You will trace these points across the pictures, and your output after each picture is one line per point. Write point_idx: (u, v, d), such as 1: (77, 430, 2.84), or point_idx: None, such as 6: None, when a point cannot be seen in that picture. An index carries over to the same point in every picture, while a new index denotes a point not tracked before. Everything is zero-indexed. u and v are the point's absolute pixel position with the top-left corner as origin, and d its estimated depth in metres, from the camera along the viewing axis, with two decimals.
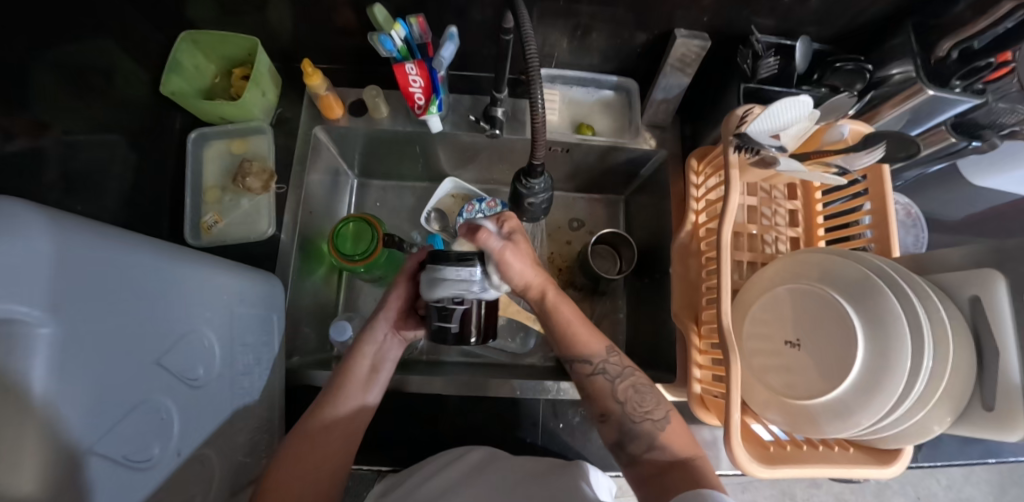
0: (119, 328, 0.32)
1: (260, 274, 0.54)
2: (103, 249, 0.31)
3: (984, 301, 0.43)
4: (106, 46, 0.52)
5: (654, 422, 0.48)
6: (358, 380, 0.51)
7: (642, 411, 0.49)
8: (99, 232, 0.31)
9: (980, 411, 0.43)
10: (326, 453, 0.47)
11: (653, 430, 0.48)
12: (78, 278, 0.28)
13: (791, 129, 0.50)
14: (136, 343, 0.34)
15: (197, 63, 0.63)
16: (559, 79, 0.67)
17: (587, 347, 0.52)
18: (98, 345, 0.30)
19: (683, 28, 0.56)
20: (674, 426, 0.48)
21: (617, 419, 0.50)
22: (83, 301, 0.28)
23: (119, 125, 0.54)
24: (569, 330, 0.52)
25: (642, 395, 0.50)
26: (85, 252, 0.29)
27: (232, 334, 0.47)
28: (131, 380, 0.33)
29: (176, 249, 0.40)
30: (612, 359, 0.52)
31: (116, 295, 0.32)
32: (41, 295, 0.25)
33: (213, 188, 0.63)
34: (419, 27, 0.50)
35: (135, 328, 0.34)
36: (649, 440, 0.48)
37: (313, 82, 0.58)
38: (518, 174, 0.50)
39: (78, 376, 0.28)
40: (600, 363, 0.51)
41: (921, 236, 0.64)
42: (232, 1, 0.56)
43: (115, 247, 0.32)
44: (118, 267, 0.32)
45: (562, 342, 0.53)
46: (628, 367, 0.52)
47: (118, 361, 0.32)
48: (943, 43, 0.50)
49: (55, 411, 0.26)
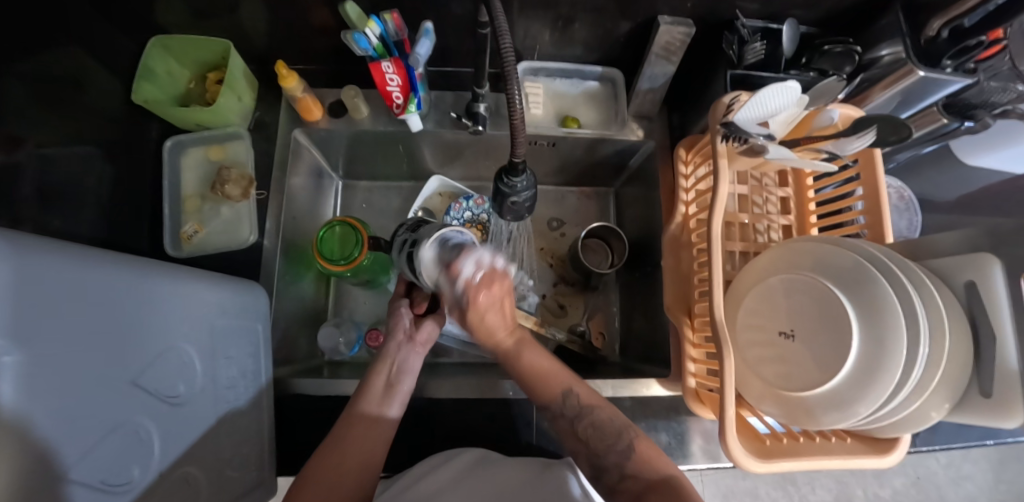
0: (90, 351, 0.31)
1: (241, 284, 0.52)
2: (67, 269, 0.29)
3: (981, 285, 0.42)
4: (74, 54, 0.50)
5: (620, 453, 0.47)
6: (377, 391, 0.50)
7: (606, 445, 0.48)
8: (62, 251, 0.30)
9: (977, 398, 0.42)
10: (351, 463, 0.44)
11: (623, 460, 0.47)
12: (41, 302, 0.27)
13: (780, 115, 0.48)
14: (110, 363, 0.33)
15: (170, 69, 0.61)
16: (542, 72, 0.65)
17: (544, 394, 0.50)
18: (67, 368, 0.29)
19: (667, 15, 0.55)
20: (641, 452, 0.47)
21: (586, 453, 0.50)
22: (46, 325, 0.27)
23: (95, 136, 0.53)
24: (528, 379, 0.50)
25: (602, 430, 0.48)
26: (46, 273, 0.27)
27: (215, 347, 0.46)
28: (106, 402, 0.32)
29: (147, 264, 0.39)
30: (569, 402, 0.49)
31: (86, 316, 0.31)
32: (4, 321, 0.24)
33: (192, 197, 0.60)
34: (394, 24, 0.49)
35: (107, 348, 0.33)
36: (619, 469, 0.47)
37: (288, 85, 0.56)
38: (499, 172, 0.46)
39: (48, 401, 0.27)
40: (558, 408, 0.50)
41: (915, 219, 0.63)
42: (202, 3, 0.54)
43: (81, 267, 0.31)
44: (84, 287, 0.31)
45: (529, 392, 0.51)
46: (589, 405, 0.49)
47: (90, 384, 0.31)
48: (933, 21, 0.48)
49: (26, 437, 0.25)
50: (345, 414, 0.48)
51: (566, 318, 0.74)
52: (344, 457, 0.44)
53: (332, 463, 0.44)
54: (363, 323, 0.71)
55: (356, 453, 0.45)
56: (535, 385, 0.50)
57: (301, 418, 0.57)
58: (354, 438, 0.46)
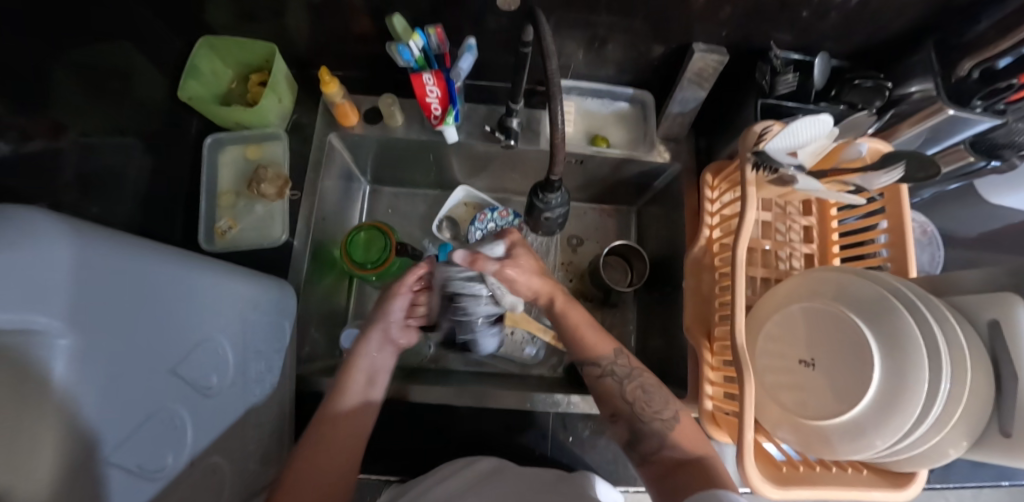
0: (136, 338, 0.32)
1: (272, 281, 0.54)
2: (119, 258, 0.31)
3: (1004, 325, 0.43)
4: (124, 49, 0.52)
5: (663, 422, 0.49)
6: (358, 380, 0.51)
7: (652, 411, 0.50)
8: (114, 241, 0.32)
9: (997, 437, 0.42)
10: (332, 461, 0.45)
11: (664, 430, 0.49)
12: (96, 289, 0.28)
13: (809, 146, 0.49)
14: (153, 352, 0.34)
15: (215, 68, 0.63)
16: (575, 90, 0.67)
17: (598, 347, 0.54)
18: (115, 353, 0.30)
19: (701, 42, 0.56)
20: (683, 428, 0.49)
21: (629, 417, 0.51)
22: (100, 310, 0.28)
23: (137, 128, 0.54)
24: (579, 334, 0.55)
25: (650, 394, 0.51)
26: (103, 261, 0.29)
27: (247, 341, 0.47)
28: (147, 389, 0.34)
29: (191, 257, 0.41)
30: (620, 360, 0.53)
31: (134, 304, 0.32)
32: (62, 305, 0.25)
33: (229, 194, 0.61)
34: (437, 38, 0.52)
35: (152, 337, 0.34)
36: (659, 439, 0.48)
37: (330, 91, 0.57)
38: (534, 187, 0.46)
39: (97, 383, 0.28)
40: (608, 365, 0.53)
41: (937, 254, 0.63)
42: (251, 7, 0.56)
43: (131, 257, 0.32)
44: (135, 276, 0.32)
45: (575, 347, 0.55)
46: (637, 369, 0.53)
47: (135, 370, 0.32)
48: (964, 62, 0.49)
49: (72, 419, 0.26)
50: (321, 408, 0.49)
51: None
52: (323, 455, 0.45)
53: (314, 466, 0.44)
54: None
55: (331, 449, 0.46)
56: (581, 342, 0.55)
57: None
58: (330, 436, 0.46)
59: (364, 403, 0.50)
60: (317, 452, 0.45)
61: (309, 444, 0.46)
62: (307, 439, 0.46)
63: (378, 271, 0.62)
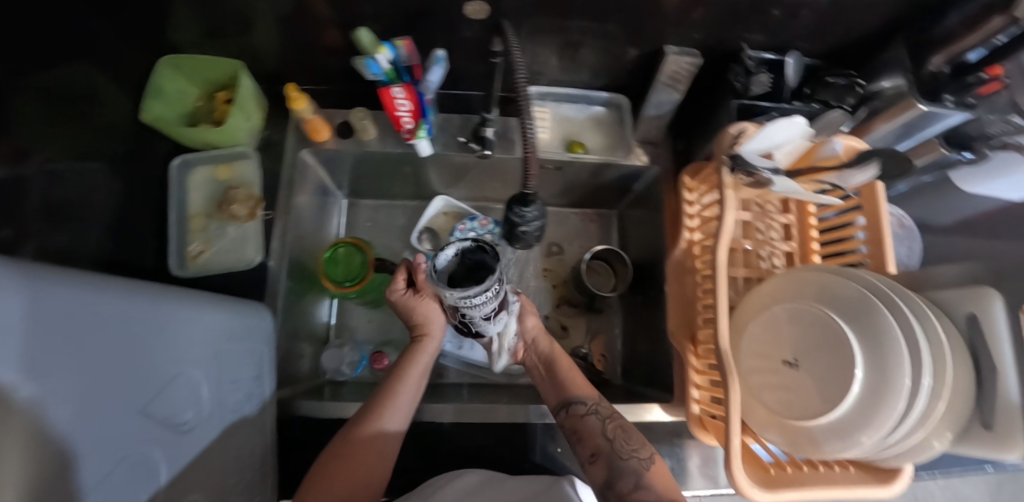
0: (102, 381, 0.31)
1: (248, 305, 0.53)
2: (81, 300, 0.29)
3: (982, 319, 0.43)
4: (88, 71, 0.50)
5: (641, 460, 0.47)
6: (400, 401, 0.52)
7: (629, 448, 0.48)
8: (78, 281, 0.30)
9: (980, 431, 0.43)
10: (353, 479, 0.46)
11: (640, 469, 0.46)
12: (60, 335, 0.27)
13: (784, 147, 0.49)
14: (122, 392, 0.33)
15: (179, 87, 0.61)
16: (549, 97, 0.66)
17: (582, 389, 0.56)
18: (81, 399, 0.29)
19: (674, 45, 0.56)
20: (658, 469, 0.46)
21: (610, 453, 0.48)
22: (64, 356, 0.27)
23: (102, 152, 0.52)
24: (566, 376, 0.58)
25: (629, 434, 0.50)
26: (66, 305, 0.28)
27: (221, 372, 0.46)
28: (118, 432, 0.32)
29: (159, 290, 0.39)
30: (603, 405, 0.54)
31: (100, 347, 0.31)
32: (26, 355, 0.24)
33: (199, 216, 0.59)
34: (406, 50, 0.50)
35: (120, 378, 0.33)
36: (635, 478, 0.45)
37: (297, 107, 0.56)
38: (509, 201, 0.44)
39: (66, 434, 0.27)
40: (593, 404, 0.53)
41: (914, 246, 0.64)
42: (215, 22, 0.54)
43: (95, 297, 0.31)
44: (100, 316, 0.31)
45: (559, 387, 0.57)
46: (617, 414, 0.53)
47: (104, 414, 0.31)
48: (934, 58, 0.50)
49: (43, 472, 0.25)
50: (355, 428, 0.50)
51: (569, 339, 0.74)
52: (345, 473, 0.46)
53: (334, 479, 0.46)
54: (366, 343, 0.70)
55: (354, 471, 0.47)
56: (570, 382, 0.57)
57: (303, 439, 0.56)
58: (351, 464, 0.47)
59: (392, 432, 0.50)
60: (335, 468, 0.47)
61: (331, 460, 0.47)
62: (325, 458, 0.48)
63: (356, 290, 0.60)
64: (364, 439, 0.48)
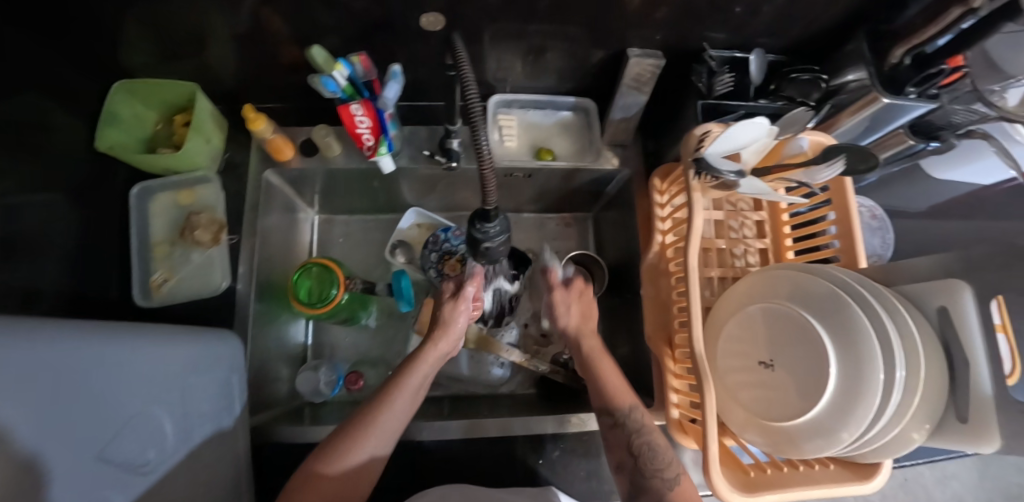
0: (62, 423, 0.30)
1: (212, 334, 0.51)
2: (29, 344, 0.28)
3: (952, 311, 0.43)
4: (37, 100, 0.49)
5: (664, 481, 0.45)
6: (383, 425, 0.47)
7: (653, 468, 0.46)
8: (26, 323, 0.29)
9: (955, 423, 0.43)
10: None
11: (663, 490, 0.45)
12: (16, 375, 0.26)
13: (751, 146, 0.48)
14: (81, 435, 0.31)
15: (137, 112, 0.60)
16: (515, 104, 0.66)
17: (620, 396, 0.52)
18: (43, 442, 0.27)
19: (637, 47, 0.55)
20: (683, 492, 0.45)
21: (643, 470, 0.47)
22: (23, 396, 0.26)
23: (56, 183, 0.51)
24: (604, 380, 0.53)
25: (656, 452, 0.48)
26: (18, 345, 0.27)
27: (185, 407, 0.44)
28: (80, 477, 0.31)
29: (109, 329, 0.38)
30: (635, 414, 0.51)
31: (52, 391, 0.29)
32: None
33: (162, 244, 0.58)
34: (362, 66, 0.49)
35: (78, 420, 0.31)
36: (659, 498, 0.44)
37: (257, 128, 0.55)
38: (471, 217, 0.43)
39: (35, 482, 0.26)
40: (624, 416, 0.50)
41: (887, 237, 0.64)
42: (167, 44, 0.53)
43: (39, 340, 0.29)
44: (53, 356, 0.30)
45: (596, 391, 0.53)
46: (650, 425, 0.50)
47: (66, 458, 0.29)
48: (895, 50, 0.49)
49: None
50: (318, 461, 0.44)
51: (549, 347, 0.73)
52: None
53: None
54: (344, 361, 0.69)
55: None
56: (603, 385, 0.53)
57: (280, 465, 0.55)
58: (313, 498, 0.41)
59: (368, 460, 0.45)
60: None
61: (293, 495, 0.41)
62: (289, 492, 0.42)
63: (326, 310, 0.59)
64: (330, 476, 0.42)
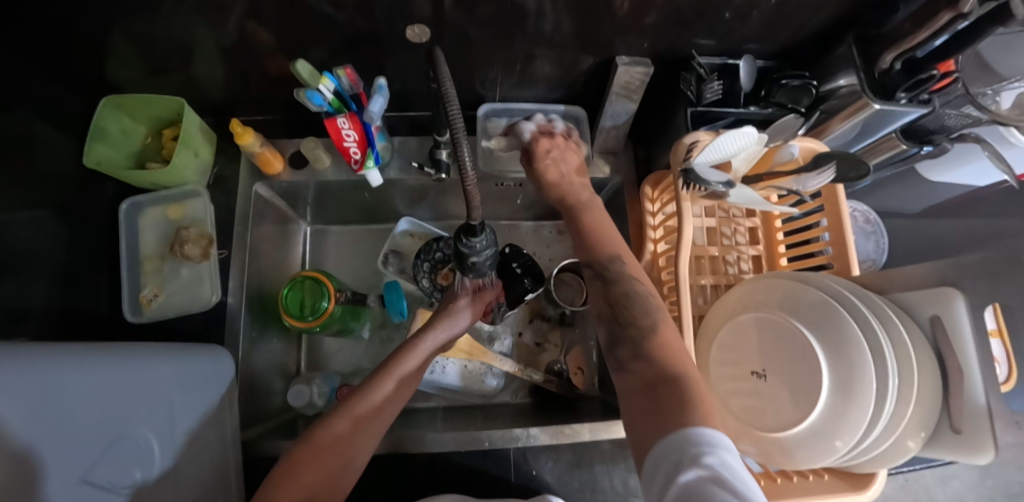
0: (42, 455, 0.30)
1: (204, 349, 0.51)
2: (10, 376, 0.28)
3: (945, 320, 0.43)
4: (24, 118, 0.49)
5: (641, 329, 0.42)
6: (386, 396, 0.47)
7: (629, 317, 0.43)
8: (6, 356, 0.30)
9: (948, 433, 0.42)
10: (313, 482, 0.39)
11: (640, 340, 0.41)
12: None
13: (740, 154, 0.48)
14: (62, 463, 0.32)
15: (123, 126, 0.59)
16: (504, 113, 0.65)
17: (606, 247, 0.48)
18: (23, 476, 0.28)
19: (625, 54, 0.55)
20: (666, 342, 0.40)
21: (628, 337, 0.42)
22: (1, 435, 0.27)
23: (45, 200, 0.51)
24: (592, 234, 0.50)
25: (637, 303, 0.44)
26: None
27: (177, 423, 0.45)
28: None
29: (94, 352, 0.38)
30: (615, 265, 0.47)
31: (33, 423, 0.30)
32: None
33: (152, 258, 0.58)
34: (348, 79, 0.49)
35: (60, 449, 0.32)
36: (633, 350, 0.41)
37: (244, 142, 0.55)
38: (456, 232, 0.43)
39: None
40: (608, 264, 0.47)
41: (882, 242, 0.63)
42: (155, 59, 0.53)
43: (17, 371, 0.30)
44: (31, 388, 0.30)
45: (584, 244, 0.50)
46: (636, 276, 0.47)
47: (46, 488, 0.30)
48: (885, 54, 0.49)
49: None
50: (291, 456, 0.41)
51: (542, 355, 0.73)
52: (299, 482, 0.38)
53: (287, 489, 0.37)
54: (338, 373, 0.69)
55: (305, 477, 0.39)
56: (586, 240, 0.50)
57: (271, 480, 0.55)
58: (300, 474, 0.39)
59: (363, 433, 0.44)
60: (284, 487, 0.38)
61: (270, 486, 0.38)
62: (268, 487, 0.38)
63: (320, 323, 0.59)
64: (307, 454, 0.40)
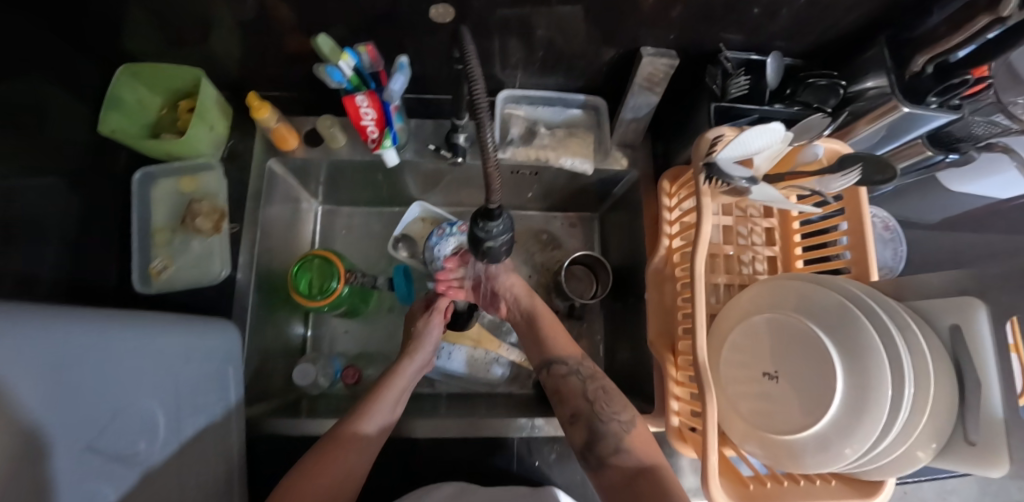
0: (56, 416, 0.29)
1: (207, 324, 0.50)
2: (23, 332, 0.27)
3: (964, 329, 0.42)
4: (39, 84, 0.48)
5: (621, 422, 0.49)
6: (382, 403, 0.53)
7: (611, 411, 0.50)
8: (20, 312, 0.28)
9: (963, 444, 0.41)
10: (341, 469, 0.45)
11: (621, 431, 0.48)
12: (12, 368, 0.25)
13: (763, 153, 0.47)
14: (72, 429, 0.31)
15: (140, 97, 0.58)
16: (524, 100, 0.64)
17: (566, 350, 0.57)
18: (34, 438, 0.27)
19: (650, 46, 0.54)
20: (638, 437, 0.48)
21: (608, 437, 0.48)
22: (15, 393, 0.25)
23: (58, 167, 0.50)
24: (549, 335, 0.59)
25: (609, 396, 0.52)
26: (10, 335, 0.26)
27: (180, 397, 0.44)
28: (71, 468, 0.30)
29: (104, 317, 0.37)
30: (586, 364, 0.56)
31: (47, 385, 0.29)
32: None
33: (162, 230, 0.57)
34: (369, 56, 0.48)
35: (72, 413, 0.31)
36: (615, 442, 0.48)
37: (261, 116, 0.54)
38: (473, 215, 0.42)
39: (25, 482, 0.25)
40: (575, 365, 0.56)
41: (900, 250, 0.62)
42: (171, 30, 0.52)
43: (30, 329, 0.28)
44: (47, 346, 0.29)
45: (542, 346, 0.59)
46: (599, 374, 0.55)
47: (58, 452, 0.29)
48: (917, 57, 0.47)
49: None
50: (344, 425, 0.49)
51: None
52: (324, 473, 0.44)
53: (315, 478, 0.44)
54: (344, 354, 0.69)
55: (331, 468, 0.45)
56: (547, 340, 0.59)
57: (275, 458, 0.55)
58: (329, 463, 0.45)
59: (378, 431, 0.50)
60: (320, 464, 0.45)
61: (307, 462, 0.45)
62: (306, 461, 0.45)
63: (329, 303, 0.59)
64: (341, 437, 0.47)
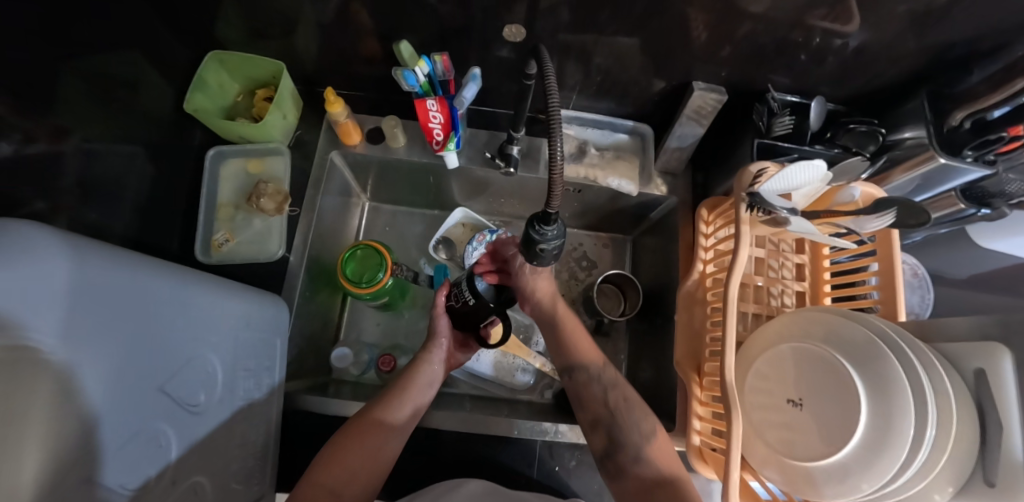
0: (126, 355, 0.32)
1: (265, 296, 0.54)
2: (111, 272, 0.31)
3: (989, 373, 0.42)
4: (134, 61, 0.53)
5: (643, 435, 0.50)
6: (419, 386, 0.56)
7: (630, 421, 0.51)
8: (111, 255, 0.32)
9: (981, 486, 0.40)
10: (378, 449, 0.49)
11: (642, 443, 0.50)
12: (90, 302, 0.28)
13: (804, 189, 0.50)
14: (141, 369, 0.34)
15: (222, 82, 0.63)
16: (575, 120, 0.68)
17: (587, 355, 0.57)
18: (102, 371, 0.30)
19: (701, 81, 0.58)
20: (659, 447, 0.50)
21: (628, 448, 0.50)
22: (90, 327, 0.28)
23: (140, 137, 0.55)
24: (571, 339, 0.58)
25: (632, 407, 0.52)
26: (97, 272, 0.29)
27: (237, 358, 0.48)
28: (137, 406, 0.34)
29: (186, 274, 0.41)
30: (606, 373, 0.56)
31: (125, 324, 0.32)
32: (50, 322, 0.25)
33: (227, 206, 0.61)
34: (442, 65, 0.52)
35: (144, 354, 0.34)
36: (636, 451, 0.50)
37: (333, 110, 0.58)
38: (530, 218, 0.45)
39: (87, 407, 0.28)
40: (595, 372, 0.56)
41: (927, 296, 0.64)
42: (259, 24, 0.56)
43: (118, 271, 0.32)
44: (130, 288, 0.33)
45: (563, 350, 0.58)
46: (621, 382, 0.55)
47: (124, 388, 0.32)
48: (957, 112, 0.50)
49: (64, 433, 0.26)
50: (376, 407, 0.52)
51: None
52: (356, 453, 0.48)
53: (353, 453, 0.47)
54: (377, 346, 0.72)
55: (354, 448, 0.48)
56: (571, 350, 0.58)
57: (306, 434, 0.57)
58: (361, 440, 0.48)
59: (400, 419, 0.52)
60: (358, 437, 0.48)
61: (343, 438, 0.48)
62: (350, 426, 0.50)
63: (371, 291, 0.62)
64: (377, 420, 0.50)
